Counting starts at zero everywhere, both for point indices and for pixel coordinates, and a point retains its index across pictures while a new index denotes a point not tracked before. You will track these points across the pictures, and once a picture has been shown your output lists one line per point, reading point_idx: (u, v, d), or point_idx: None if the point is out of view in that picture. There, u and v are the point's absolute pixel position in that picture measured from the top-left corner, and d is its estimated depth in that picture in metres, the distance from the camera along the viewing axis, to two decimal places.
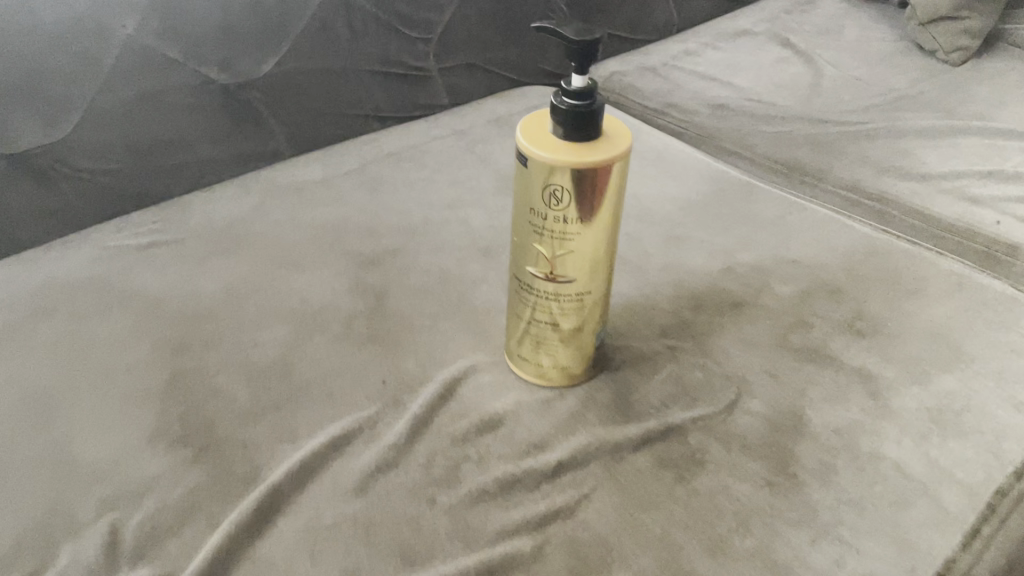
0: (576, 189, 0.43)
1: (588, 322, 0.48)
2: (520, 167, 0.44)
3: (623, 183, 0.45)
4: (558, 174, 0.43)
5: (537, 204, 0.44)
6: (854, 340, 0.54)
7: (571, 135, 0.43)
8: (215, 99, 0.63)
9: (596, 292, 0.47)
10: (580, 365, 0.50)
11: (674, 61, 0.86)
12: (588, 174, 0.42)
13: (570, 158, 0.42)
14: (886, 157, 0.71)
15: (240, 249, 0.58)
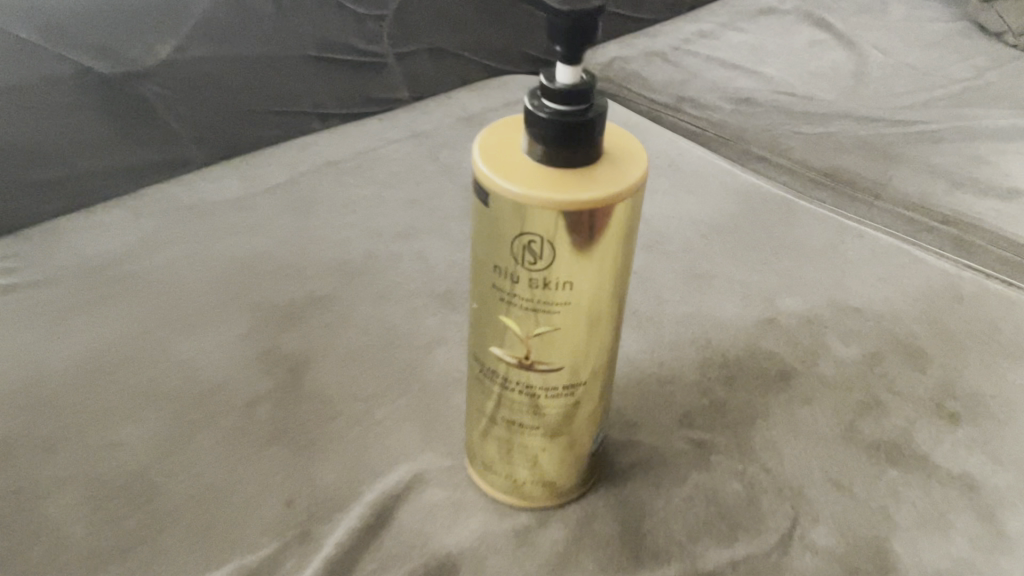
0: (563, 240, 0.28)
1: (580, 422, 0.34)
2: (477, 205, 0.29)
3: (633, 229, 0.30)
4: (536, 219, 0.28)
5: (504, 259, 0.29)
6: (947, 429, 0.39)
7: (555, 158, 0.28)
8: (93, 95, 0.48)
9: (593, 381, 0.33)
10: (568, 479, 0.35)
11: (687, 45, 0.71)
12: (582, 219, 0.28)
13: (555, 194, 0.27)
14: (958, 166, 0.56)
15: (111, 302, 0.43)
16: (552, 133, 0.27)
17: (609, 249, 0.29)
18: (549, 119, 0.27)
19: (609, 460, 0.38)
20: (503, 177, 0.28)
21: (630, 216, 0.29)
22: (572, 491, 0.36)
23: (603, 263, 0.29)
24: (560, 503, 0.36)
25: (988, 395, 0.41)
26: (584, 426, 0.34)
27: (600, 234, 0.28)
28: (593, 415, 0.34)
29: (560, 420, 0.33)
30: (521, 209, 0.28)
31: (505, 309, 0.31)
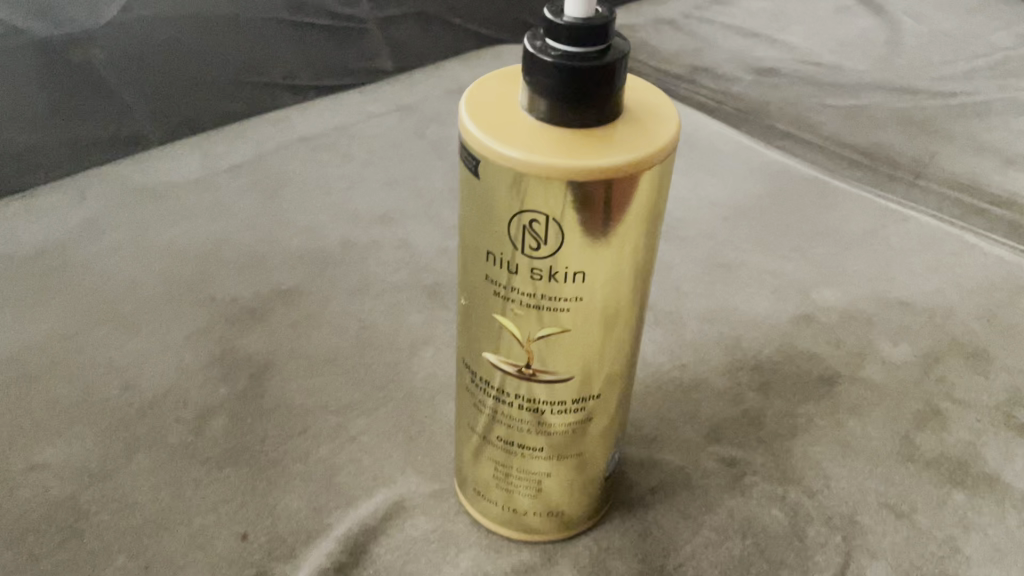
0: (575, 218, 0.22)
1: (594, 440, 0.28)
2: (465, 175, 0.23)
3: (661, 203, 0.24)
4: (540, 192, 0.22)
5: (499, 243, 0.23)
6: (1021, 443, 0.34)
7: (565, 114, 0.22)
8: (26, 58, 0.42)
9: (609, 391, 0.27)
10: (580, 507, 0.29)
11: (701, 12, 0.65)
12: (599, 191, 0.22)
13: (565, 159, 0.21)
14: (1009, 142, 0.50)
15: (43, 297, 0.37)
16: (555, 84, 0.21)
17: (631, 229, 0.23)
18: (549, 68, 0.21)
19: (624, 483, 0.32)
20: (498, 139, 0.22)
21: (659, 189, 0.23)
22: (585, 520, 0.30)
23: (625, 247, 0.23)
24: (570, 534, 0.30)
25: None
26: (598, 444, 0.28)
27: (622, 210, 0.22)
28: (611, 430, 0.28)
29: (570, 439, 0.27)
30: (521, 179, 0.22)
31: (502, 305, 0.25)
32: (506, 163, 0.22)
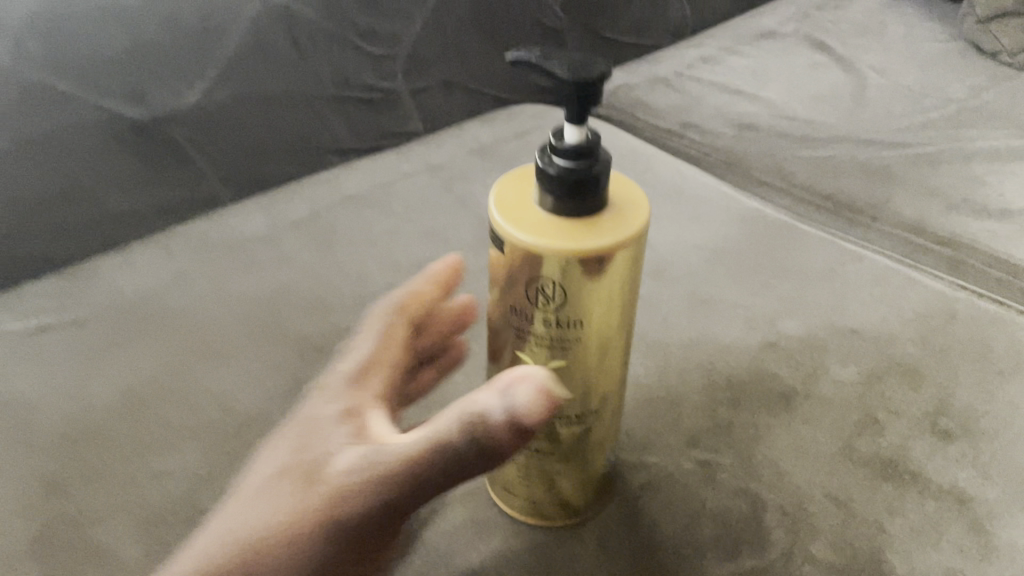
0: (572, 283, 0.31)
1: (591, 446, 0.36)
2: (494, 252, 0.32)
3: (637, 269, 0.32)
4: (545, 264, 0.30)
5: (519, 303, 0.32)
6: (942, 446, 0.42)
7: (564, 212, 0.30)
8: (125, 137, 0.51)
9: (602, 409, 0.35)
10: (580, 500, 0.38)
11: (690, 70, 0.74)
12: (591, 269, 0.30)
13: (562, 242, 0.30)
14: (953, 188, 0.58)
15: (150, 338, 0.46)
16: (557, 188, 0.30)
17: (614, 291, 0.32)
18: (555, 178, 0.30)
19: (619, 479, 0.40)
20: (518, 228, 0.31)
21: (634, 260, 0.31)
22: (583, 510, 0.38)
23: (610, 304, 0.32)
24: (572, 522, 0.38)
25: (982, 412, 0.43)
26: (594, 449, 0.37)
27: (607, 280, 0.31)
28: (603, 438, 0.37)
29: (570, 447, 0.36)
30: (532, 257, 0.30)
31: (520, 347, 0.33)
32: (525, 250, 0.30)
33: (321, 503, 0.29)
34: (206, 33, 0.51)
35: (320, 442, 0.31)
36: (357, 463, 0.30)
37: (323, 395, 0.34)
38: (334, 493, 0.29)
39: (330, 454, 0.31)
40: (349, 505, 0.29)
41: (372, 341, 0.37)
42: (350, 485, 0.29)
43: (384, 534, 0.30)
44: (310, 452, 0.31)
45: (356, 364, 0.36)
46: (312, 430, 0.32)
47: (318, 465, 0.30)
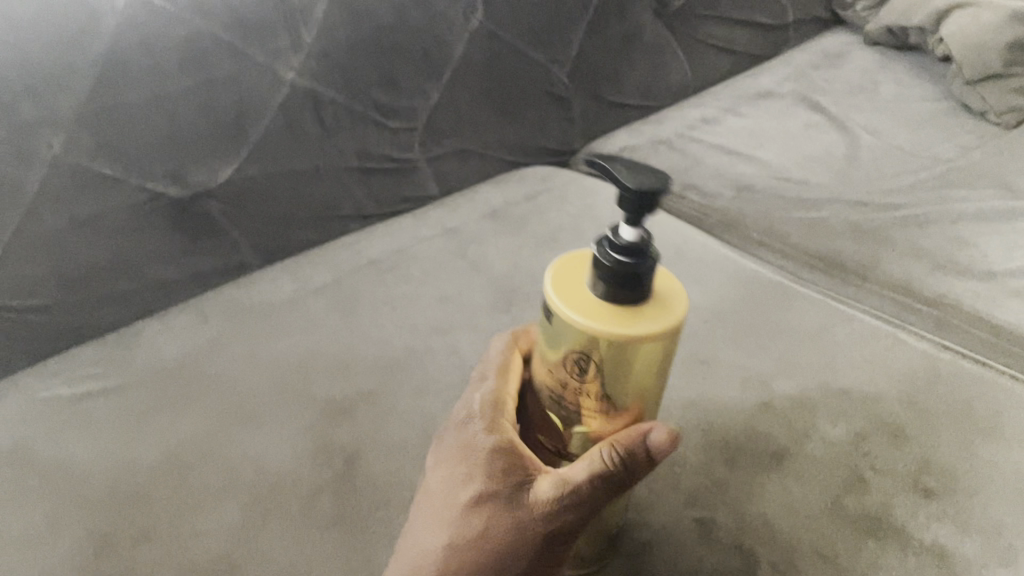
0: (612, 361, 0.33)
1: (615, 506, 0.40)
2: (544, 320, 0.34)
3: (670, 356, 0.35)
4: (590, 344, 0.33)
5: (560, 373, 0.35)
6: (923, 503, 0.45)
7: (613, 299, 0.33)
8: (164, 211, 0.55)
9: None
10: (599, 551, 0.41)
11: (691, 131, 0.78)
12: (628, 355, 0.33)
13: (612, 326, 0.32)
14: (940, 248, 0.61)
15: (189, 401, 0.50)
16: (609, 277, 0.32)
17: (648, 375, 0.34)
18: (610, 263, 0.32)
19: (623, 536, 0.43)
20: (568, 306, 0.33)
21: (672, 346, 0.34)
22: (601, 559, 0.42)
23: (642, 386, 0.35)
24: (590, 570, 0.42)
25: (960, 470, 0.46)
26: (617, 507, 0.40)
27: (643, 366, 0.33)
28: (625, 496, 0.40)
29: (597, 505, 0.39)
30: (581, 336, 0.33)
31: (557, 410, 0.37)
32: (571, 327, 0.33)
33: (530, 530, 0.35)
34: (239, 117, 0.55)
35: (502, 472, 0.36)
36: (549, 491, 0.34)
37: (478, 419, 0.38)
38: (539, 521, 0.34)
39: (518, 486, 0.35)
40: (554, 526, 0.35)
41: (495, 360, 0.40)
42: (550, 511, 0.34)
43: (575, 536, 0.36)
44: (498, 483, 0.36)
45: (494, 382, 0.39)
46: (486, 459, 0.36)
47: (514, 496, 0.35)
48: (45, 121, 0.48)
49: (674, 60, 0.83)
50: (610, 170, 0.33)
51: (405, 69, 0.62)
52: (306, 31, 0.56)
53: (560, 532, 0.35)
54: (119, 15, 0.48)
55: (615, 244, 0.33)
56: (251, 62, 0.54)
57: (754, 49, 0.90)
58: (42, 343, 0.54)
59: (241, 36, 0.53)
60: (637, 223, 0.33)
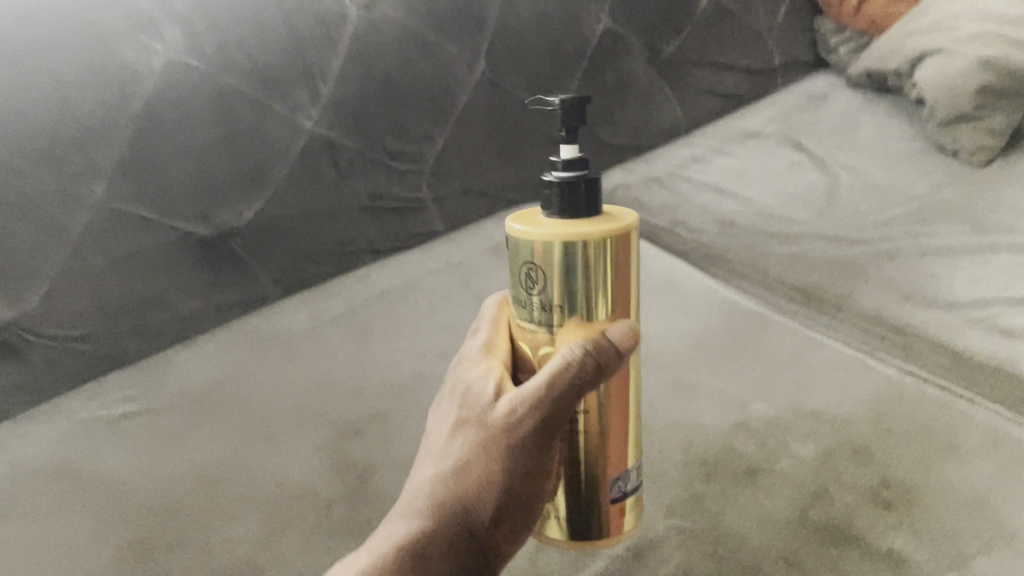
0: (560, 262, 0.37)
1: (588, 456, 0.41)
2: (510, 252, 0.40)
3: (621, 275, 0.38)
4: (539, 248, 0.38)
5: (524, 295, 0.40)
6: (882, 515, 0.49)
7: (561, 213, 0.38)
8: (193, 250, 0.61)
9: (597, 413, 0.40)
10: (582, 517, 0.42)
11: (681, 170, 0.84)
12: (566, 254, 0.37)
13: (557, 227, 0.37)
14: (910, 280, 0.66)
15: (217, 424, 0.55)
16: (556, 194, 0.38)
17: (595, 288, 0.38)
18: (558, 183, 0.38)
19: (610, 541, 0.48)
20: (522, 225, 0.39)
21: (619, 253, 0.38)
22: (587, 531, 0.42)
23: (592, 301, 0.38)
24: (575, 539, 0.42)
25: (919, 485, 0.50)
26: (592, 461, 0.41)
27: (585, 272, 0.37)
28: (603, 452, 0.41)
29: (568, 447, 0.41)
30: (532, 244, 0.38)
31: (526, 339, 0.40)
32: (520, 237, 0.38)
33: (503, 434, 0.36)
34: (262, 162, 0.61)
35: (476, 399, 0.38)
36: (508, 403, 0.37)
37: (466, 361, 0.41)
38: (501, 433, 0.36)
39: (486, 406, 0.38)
40: (515, 436, 0.36)
41: (489, 313, 0.43)
42: (510, 421, 0.36)
43: (548, 451, 0.37)
44: (472, 408, 0.38)
45: (486, 331, 0.42)
46: (466, 392, 0.39)
47: (482, 416, 0.38)
48: (90, 170, 0.54)
49: (667, 103, 0.89)
50: (546, 107, 0.39)
51: (413, 116, 0.68)
52: (323, 85, 0.62)
53: (525, 444, 0.36)
54: (156, 75, 0.54)
55: (557, 165, 0.39)
56: (273, 113, 0.60)
57: (744, 92, 0.96)
58: (82, 372, 0.59)
59: (264, 90, 0.59)
60: (572, 144, 0.39)
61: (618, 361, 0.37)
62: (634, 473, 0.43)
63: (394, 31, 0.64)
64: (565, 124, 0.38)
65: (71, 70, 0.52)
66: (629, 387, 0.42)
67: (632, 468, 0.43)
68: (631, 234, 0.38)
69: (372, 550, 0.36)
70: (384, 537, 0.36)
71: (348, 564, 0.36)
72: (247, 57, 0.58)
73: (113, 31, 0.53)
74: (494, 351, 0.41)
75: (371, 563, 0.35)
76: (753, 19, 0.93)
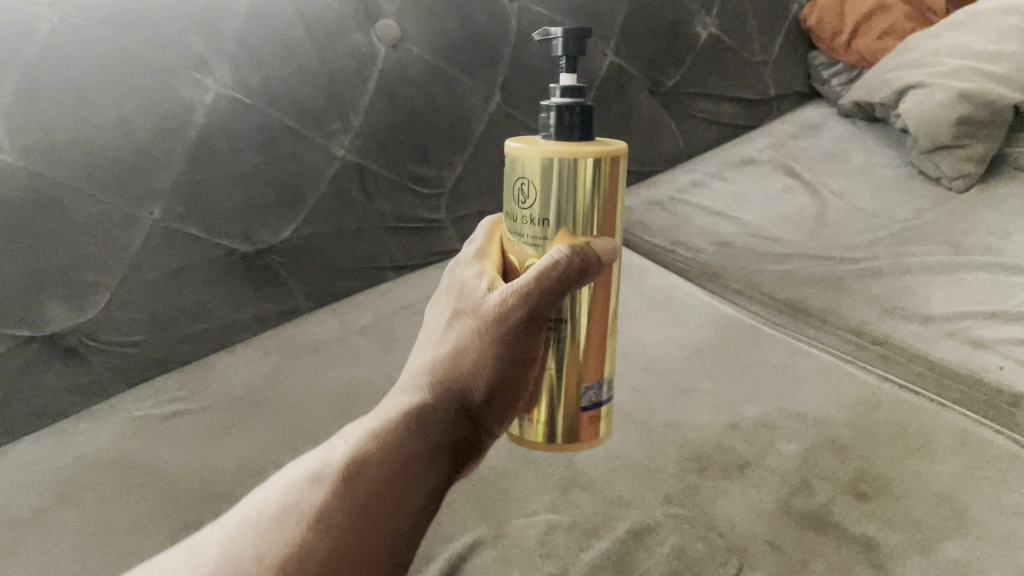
0: (552, 178, 0.42)
1: (567, 363, 0.45)
2: (507, 171, 0.45)
3: (607, 192, 0.43)
4: (534, 165, 0.43)
5: (516, 208, 0.44)
6: (859, 504, 0.54)
7: (556, 133, 0.43)
8: (236, 265, 0.68)
9: (578, 322, 0.45)
10: (558, 419, 0.46)
11: (682, 195, 0.91)
12: (558, 168, 0.42)
13: (550, 146, 0.42)
14: (891, 295, 0.71)
15: (257, 421, 0.61)
16: (553, 116, 0.43)
17: (582, 201, 0.43)
18: (556, 107, 0.43)
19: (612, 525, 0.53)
20: (520, 147, 0.44)
21: (605, 174, 0.43)
22: (562, 434, 0.46)
23: (579, 214, 0.43)
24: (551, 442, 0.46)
25: (892, 479, 0.56)
26: (571, 367, 0.45)
27: (571, 186, 0.42)
28: (581, 358, 0.45)
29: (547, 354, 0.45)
30: (528, 162, 0.43)
31: (515, 252, 0.45)
32: (518, 153, 0.43)
33: (494, 320, 0.40)
34: (298, 187, 0.68)
35: (471, 295, 0.42)
36: (499, 294, 0.40)
37: (462, 265, 0.45)
38: (492, 321, 0.40)
39: (480, 299, 0.42)
40: (505, 323, 0.40)
41: (483, 230, 0.48)
42: (500, 310, 0.40)
43: (536, 338, 0.41)
44: (468, 302, 0.42)
45: (480, 243, 0.47)
46: (462, 290, 0.43)
47: (476, 307, 0.41)
48: (148, 193, 0.60)
49: (668, 132, 0.95)
50: (549, 39, 0.43)
51: (433, 144, 0.74)
52: (354, 117, 0.68)
53: (515, 330, 0.40)
54: (208, 108, 0.61)
55: (558, 92, 0.44)
56: (310, 142, 0.67)
57: (740, 120, 1.02)
58: (135, 374, 0.66)
59: (302, 122, 0.66)
60: (571, 72, 0.44)
61: (599, 266, 0.41)
62: (607, 385, 0.47)
63: (417, 67, 0.71)
64: (566, 55, 0.43)
65: (134, 106, 0.58)
66: (609, 301, 0.46)
67: (606, 380, 0.47)
68: (619, 158, 0.43)
69: (377, 417, 0.39)
70: (387, 409, 0.40)
71: (354, 431, 0.39)
72: (287, 92, 0.64)
73: (170, 70, 0.59)
74: (487, 257, 0.45)
75: (376, 427, 0.39)
76: (750, 53, 0.99)
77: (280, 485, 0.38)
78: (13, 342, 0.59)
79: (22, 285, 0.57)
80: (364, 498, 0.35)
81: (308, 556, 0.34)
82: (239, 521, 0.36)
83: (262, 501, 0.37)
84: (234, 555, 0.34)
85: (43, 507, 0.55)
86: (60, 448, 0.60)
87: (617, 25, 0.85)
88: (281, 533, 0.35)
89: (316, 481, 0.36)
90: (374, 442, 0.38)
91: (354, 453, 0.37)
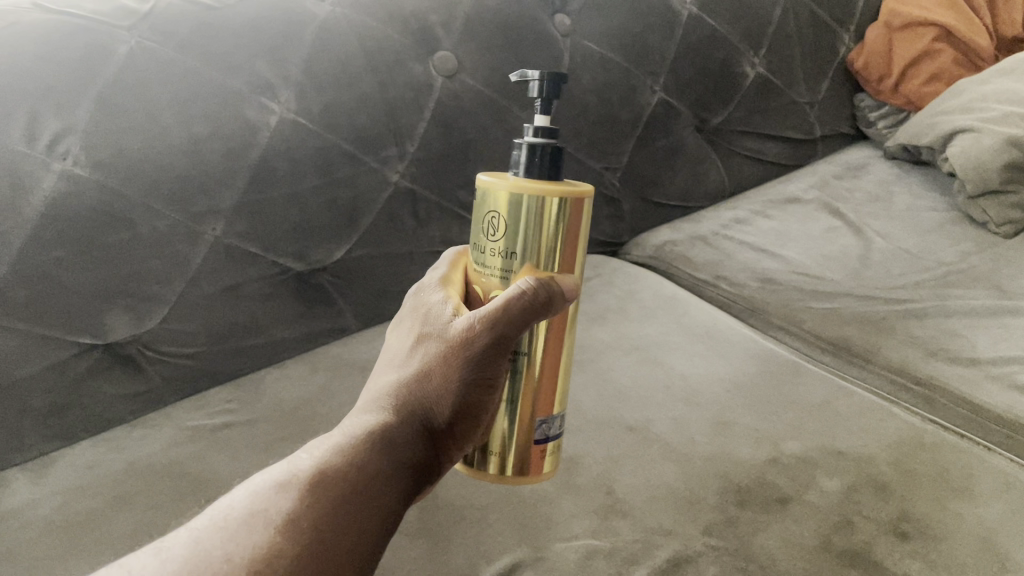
0: (521, 213, 0.44)
1: (523, 395, 0.47)
2: (477, 203, 0.47)
3: (570, 232, 0.45)
4: (504, 199, 0.45)
5: (483, 241, 0.46)
6: (900, 544, 0.54)
7: (525, 172, 0.45)
8: (290, 282, 0.71)
9: (534, 355, 0.47)
10: (510, 451, 0.47)
11: (725, 230, 0.92)
12: (525, 205, 0.44)
13: (521, 183, 0.44)
14: (936, 337, 0.71)
15: (305, 434, 0.63)
16: (524, 153, 0.45)
17: (547, 238, 0.45)
18: (527, 145, 0.45)
19: (652, 551, 0.53)
20: (492, 181, 0.46)
21: (573, 215, 0.45)
22: (512, 466, 0.48)
23: (542, 250, 0.45)
24: (501, 472, 0.48)
25: (935, 519, 0.55)
26: (526, 400, 0.47)
27: (540, 223, 0.44)
28: (536, 395, 0.47)
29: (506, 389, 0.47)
30: (500, 196, 0.45)
31: (481, 283, 0.47)
32: (488, 188, 0.46)
33: (460, 345, 0.43)
34: (353, 210, 0.70)
35: (436, 318, 0.45)
36: (466, 320, 0.43)
37: (425, 290, 0.48)
38: (459, 345, 0.43)
39: (445, 324, 0.44)
40: (471, 348, 0.43)
41: (448, 257, 0.50)
42: (467, 336, 0.43)
43: (499, 364, 0.44)
44: (433, 326, 0.45)
45: (444, 269, 0.49)
46: (427, 314, 0.46)
47: (441, 331, 0.44)
48: (211, 212, 0.62)
49: (711, 169, 0.97)
50: (527, 80, 0.46)
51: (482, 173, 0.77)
52: (409, 144, 0.71)
53: (479, 354, 0.43)
54: (273, 130, 0.63)
55: (530, 131, 0.46)
56: (366, 167, 0.69)
57: (783, 159, 1.04)
58: (188, 385, 0.69)
59: (360, 147, 0.68)
60: (546, 112, 0.46)
61: (562, 300, 0.44)
62: (558, 421, 0.49)
63: (471, 98, 0.73)
64: (541, 96, 0.45)
65: (204, 128, 0.60)
66: (563, 341, 0.48)
67: (557, 416, 0.49)
68: (583, 200, 0.46)
69: (342, 432, 0.41)
70: (352, 425, 0.42)
71: (321, 443, 0.41)
72: (348, 119, 0.67)
73: (239, 93, 0.61)
74: (450, 284, 0.48)
75: (343, 441, 0.41)
76: (796, 94, 1.00)
77: (247, 489, 0.38)
78: (74, 349, 0.61)
79: (89, 294, 0.59)
80: (337, 504, 0.37)
81: (280, 556, 0.34)
82: (204, 523, 0.36)
83: (228, 504, 0.37)
84: (202, 555, 0.34)
85: (97, 510, 0.56)
86: (114, 452, 0.62)
87: (667, 63, 0.87)
88: (249, 534, 0.35)
89: (287, 487, 0.37)
90: (343, 454, 0.39)
91: (324, 463, 0.39)
